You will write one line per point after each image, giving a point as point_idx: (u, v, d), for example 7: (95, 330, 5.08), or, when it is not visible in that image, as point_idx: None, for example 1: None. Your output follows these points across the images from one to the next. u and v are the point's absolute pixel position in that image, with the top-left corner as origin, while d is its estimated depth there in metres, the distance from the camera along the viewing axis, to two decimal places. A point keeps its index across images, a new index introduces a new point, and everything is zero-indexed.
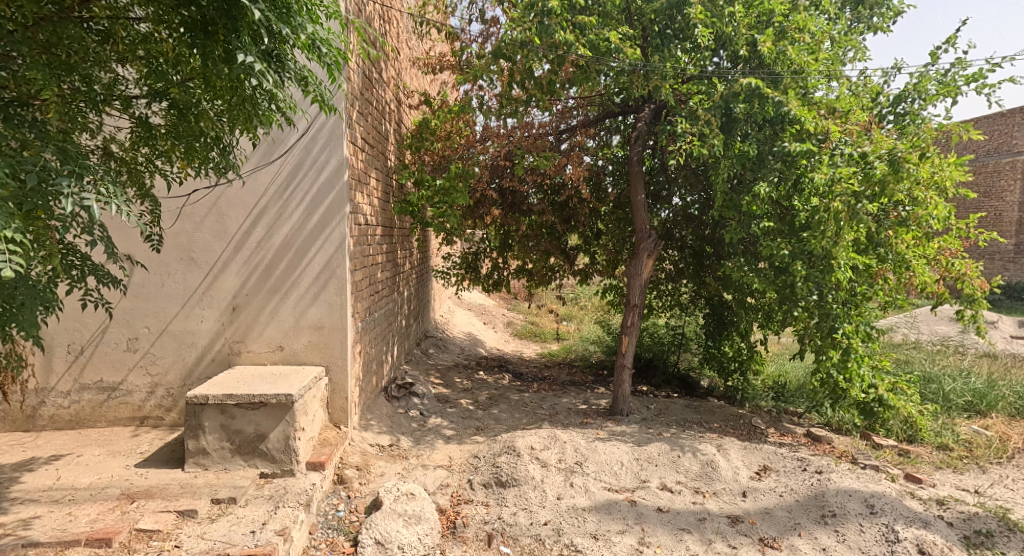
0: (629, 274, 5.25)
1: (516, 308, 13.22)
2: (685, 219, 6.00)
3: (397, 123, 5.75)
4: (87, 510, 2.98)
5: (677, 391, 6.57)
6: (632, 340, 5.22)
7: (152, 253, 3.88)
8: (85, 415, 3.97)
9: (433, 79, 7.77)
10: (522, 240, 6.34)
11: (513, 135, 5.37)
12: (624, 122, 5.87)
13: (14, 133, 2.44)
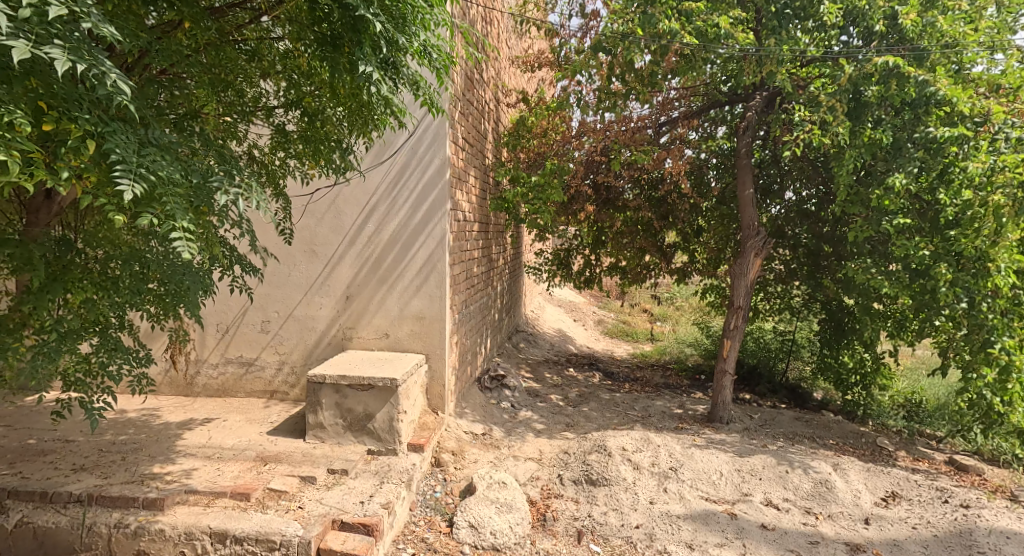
0: (735, 274, 4.92)
1: (608, 306, 12.95)
2: (799, 215, 5.50)
3: (496, 122, 5.94)
4: (231, 468, 3.47)
5: (785, 402, 6.06)
6: (735, 343, 4.91)
7: (282, 246, 4.36)
8: (230, 385, 4.57)
9: (530, 77, 7.92)
10: (616, 237, 6.18)
11: (610, 130, 5.31)
12: (731, 112, 5.54)
13: (186, 142, 2.86)
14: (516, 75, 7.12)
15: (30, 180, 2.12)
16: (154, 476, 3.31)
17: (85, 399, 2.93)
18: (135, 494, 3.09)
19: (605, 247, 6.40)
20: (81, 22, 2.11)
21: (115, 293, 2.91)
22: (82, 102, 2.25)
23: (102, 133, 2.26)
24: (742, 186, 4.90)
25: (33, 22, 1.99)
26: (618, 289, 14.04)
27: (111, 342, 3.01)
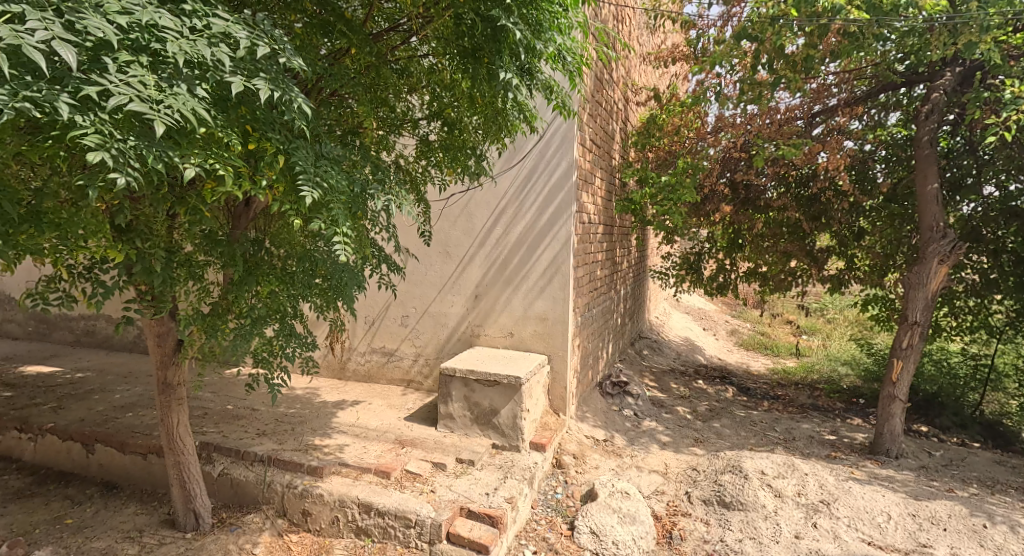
0: (910, 284, 4.23)
1: (744, 315, 11.91)
2: (1002, 214, 4.68)
3: (624, 121, 5.85)
4: (375, 447, 3.82)
5: (975, 439, 5.07)
6: (907, 366, 4.24)
7: (421, 247, 4.70)
8: (375, 372, 5.02)
9: (662, 73, 7.75)
10: (756, 239, 5.66)
11: (752, 124, 4.96)
12: (909, 95, 4.84)
13: (350, 154, 3.21)
14: (646, 72, 6.91)
15: (237, 191, 2.56)
16: (315, 447, 3.78)
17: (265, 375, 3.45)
18: (302, 461, 3.56)
19: (741, 251, 5.89)
20: (278, 57, 2.53)
21: (292, 286, 3.35)
22: (274, 125, 2.67)
23: (289, 149, 2.67)
24: (924, 179, 4.26)
25: (246, 60, 2.44)
26: (756, 297, 12.84)
27: (288, 328, 3.47)
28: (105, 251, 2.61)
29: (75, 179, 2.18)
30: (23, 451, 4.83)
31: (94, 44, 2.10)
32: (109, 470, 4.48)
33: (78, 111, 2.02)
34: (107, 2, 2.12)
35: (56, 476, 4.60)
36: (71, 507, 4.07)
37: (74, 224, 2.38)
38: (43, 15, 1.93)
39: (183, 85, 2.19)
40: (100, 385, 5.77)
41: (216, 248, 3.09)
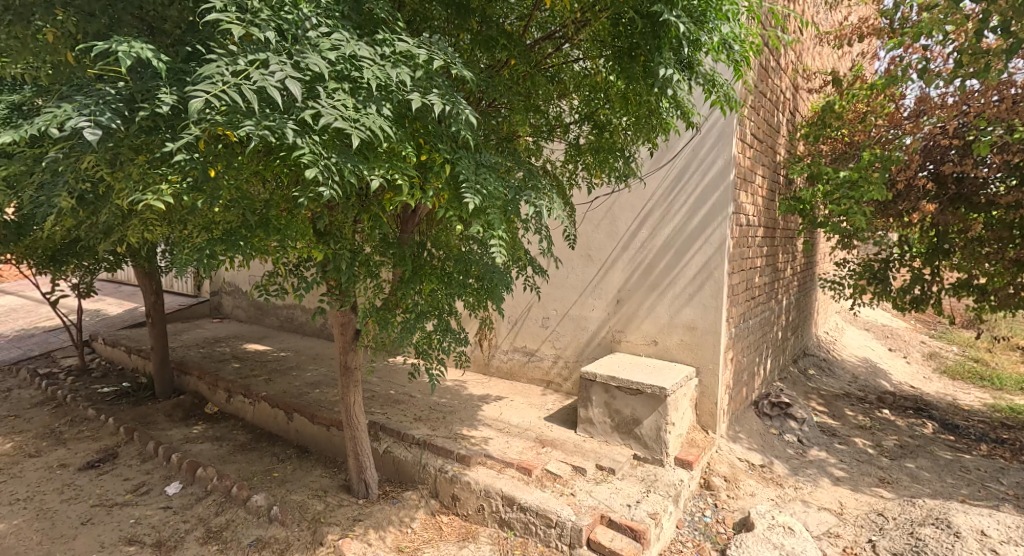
0: None
1: (947, 335, 9.89)
2: None
3: (791, 112, 5.90)
4: (517, 440, 4.22)
5: None
6: None
7: (567, 252, 5.24)
8: (516, 371, 5.64)
9: (842, 53, 7.27)
10: (969, 243, 5.06)
11: (966, 104, 4.59)
12: None
13: (510, 162, 3.35)
14: (819, 53, 6.52)
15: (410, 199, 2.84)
16: (463, 437, 4.21)
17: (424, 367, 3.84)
18: (452, 448, 4.01)
19: (947, 257, 5.25)
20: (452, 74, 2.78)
21: (449, 286, 3.63)
22: (442, 137, 2.94)
23: (454, 159, 2.87)
24: None
25: (423, 79, 2.72)
26: (963, 310, 10.83)
27: (444, 324, 3.75)
28: (309, 250, 3.15)
29: (294, 192, 2.59)
30: (246, 412, 6.29)
31: (311, 77, 2.50)
32: (303, 436, 5.54)
33: (299, 134, 2.43)
34: (322, 41, 2.53)
35: (268, 435, 5.90)
36: (277, 463, 5.26)
37: (286, 229, 2.97)
38: (278, 58, 2.37)
39: (374, 106, 2.52)
40: (297, 363, 7.28)
41: (390, 249, 3.49)
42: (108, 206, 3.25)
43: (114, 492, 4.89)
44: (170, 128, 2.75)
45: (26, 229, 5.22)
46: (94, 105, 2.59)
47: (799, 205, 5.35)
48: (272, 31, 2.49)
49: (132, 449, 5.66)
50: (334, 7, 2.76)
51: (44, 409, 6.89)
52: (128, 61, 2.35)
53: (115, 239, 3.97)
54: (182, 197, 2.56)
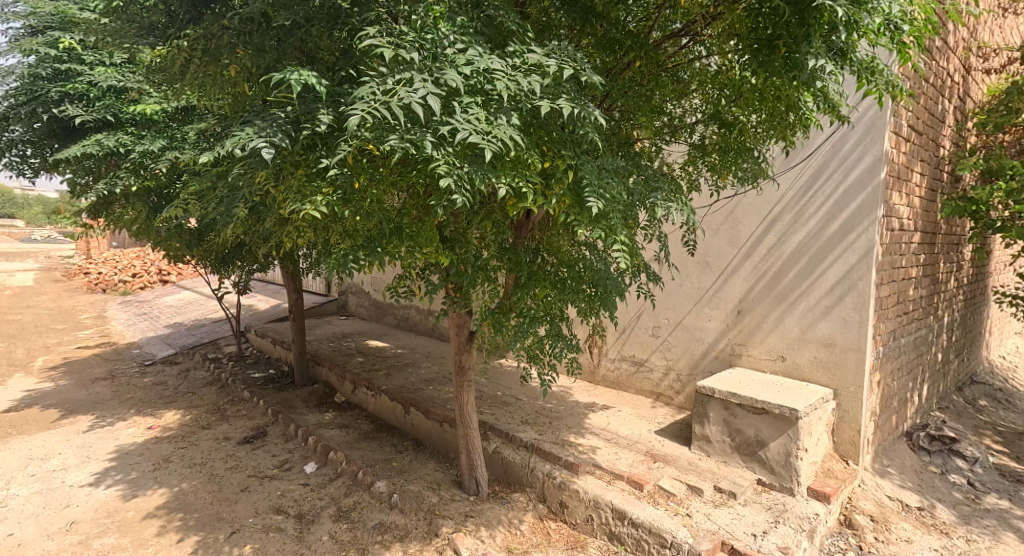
0: None
1: None
2: None
3: (962, 97, 5.16)
4: (626, 453, 4.19)
5: None
6: None
7: (683, 258, 5.11)
8: (624, 380, 5.65)
9: None
10: None
11: None
12: None
13: (634, 168, 3.30)
14: (1000, 28, 5.60)
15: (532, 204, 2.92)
16: (571, 444, 4.32)
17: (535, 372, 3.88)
18: (561, 455, 4.10)
19: None
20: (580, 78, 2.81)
21: (563, 292, 3.73)
22: (566, 143, 2.95)
23: (577, 164, 2.87)
24: None
25: (551, 87, 2.76)
26: None
27: (557, 329, 3.83)
28: (437, 256, 3.31)
29: (430, 201, 2.75)
30: (369, 403, 6.91)
31: (447, 92, 2.62)
32: (418, 430, 6.09)
33: (436, 147, 2.56)
34: (458, 58, 2.65)
35: (388, 426, 6.47)
36: (395, 453, 5.74)
37: (415, 235, 3.22)
38: (421, 77, 2.53)
39: (504, 117, 2.60)
40: (413, 360, 7.88)
41: (506, 254, 3.63)
42: (270, 215, 3.76)
43: (264, 467, 5.52)
44: (324, 145, 3.14)
45: (209, 234, 6.20)
46: (269, 129, 3.01)
47: (971, 206, 4.56)
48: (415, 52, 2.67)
49: (277, 429, 6.36)
50: (469, 25, 2.90)
51: (210, 389, 7.98)
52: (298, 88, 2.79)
53: (270, 243, 4.58)
54: (333, 206, 2.92)
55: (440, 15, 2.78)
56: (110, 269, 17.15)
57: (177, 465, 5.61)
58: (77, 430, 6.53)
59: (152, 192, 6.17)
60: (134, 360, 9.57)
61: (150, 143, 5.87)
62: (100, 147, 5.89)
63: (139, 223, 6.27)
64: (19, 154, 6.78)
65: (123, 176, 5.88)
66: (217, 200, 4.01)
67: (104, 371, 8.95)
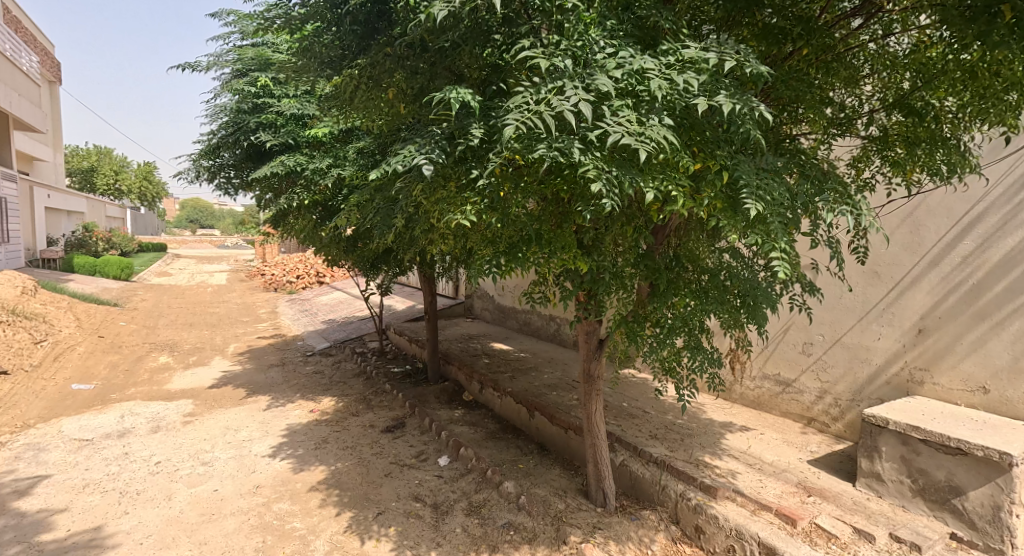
0: None
1: None
2: None
3: None
4: (771, 483, 4.01)
5: None
6: None
7: (849, 271, 4.93)
8: (765, 400, 5.56)
9: None
10: None
11: None
12: None
13: (793, 166, 3.10)
14: None
15: (684, 208, 3.01)
16: (708, 466, 4.26)
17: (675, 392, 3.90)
18: (695, 476, 4.05)
19: None
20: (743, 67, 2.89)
21: (705, 302, 3.78)
22: (720, 142, 3.03)
23: (732, 164, 2.92)
24: None
25: (708, 82, 2.87)
26: None
27: (694, 342, 3.91)
28: (576, 264, 3.63)
29: (579, 205, 3.27)
30: (495, 403, 7.08)
31: (597, 97, 3.03)
32: (542, 434, 6.14)
33: (583, 152, 3.01)
34: (608, 62, 3.04)
35: (512, 427, 6.59)
36: (521, 455, 5.83)
37: (551, 241, 3.59)
38: (572, 85, 2.98)
39: (656, 116, 2.86)
40: (536, 364, 7.95)
41: (642, 261, 3.77)
42: (419, 223, 4.21)
43: (404, 455, 5.88)
44: (475, 158, 3.70)
45: (368, 241, 6.84)
46: (429, 145, 3.55)
47: None
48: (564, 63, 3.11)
49: (414, 422, 6.76)
50: (617, 28, 3.30)
51: (357, 379, 8.73)
52: (455, 104, 3.32)
53: (415, 248, 4.99)
54: (482, 214, 3.46)
55: (590, 23, 3.30)
56: (280, 270, 19.63)
57: (332, 446, 6.19)
58: (259, 408, 7.50)
59: (321, 204, 7.02)
60: (298, 350, 10.82)
61: (320, 160, 6.58)
62: (284, 165, 6.68)
63: (306, 231, 7.16)
64: (225, 176, 7.95)
65: (298, 192, 6.70)
66: (376, 209, 4.56)
67: (276, 358, 10.24)
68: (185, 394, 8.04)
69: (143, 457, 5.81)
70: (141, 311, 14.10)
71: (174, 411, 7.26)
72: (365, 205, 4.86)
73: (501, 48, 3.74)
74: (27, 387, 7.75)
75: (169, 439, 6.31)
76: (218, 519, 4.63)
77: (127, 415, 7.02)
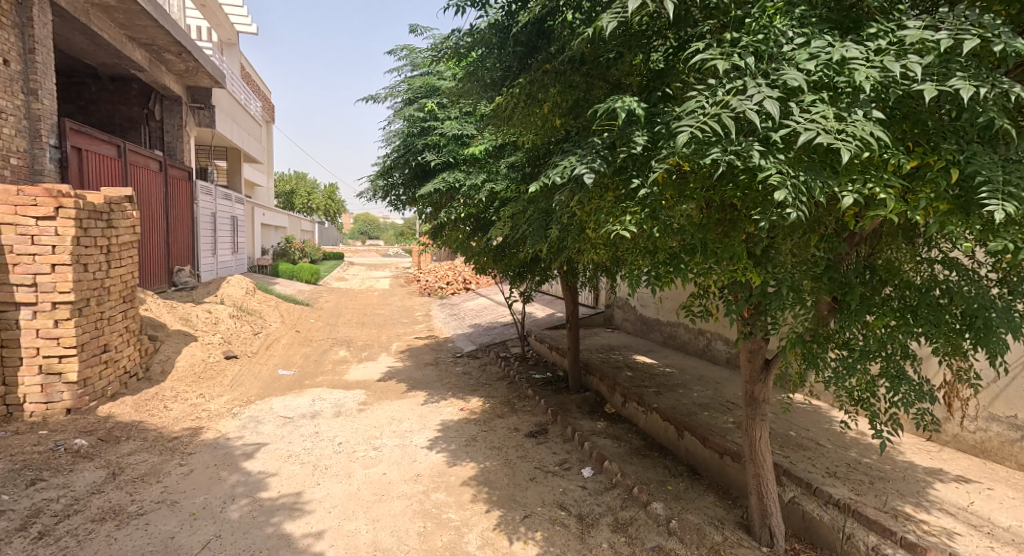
0: None
1: None
2: None
3: None
4: (1005, 552, 3.47)
5: None
6: None
7: None
8: (991, 447, 4.70)
9: None
10: None
11: None
12: None
13: None
14: None
15: (893, 212, 2.83)
16: (912, 520, 3.77)
17: (871, 428, 3.54)
18: (894, 529, 3.61)
19: None
20: (992, 42, 2.58)
21: (914, 322, 3.35)
22: (947, 133, 2.77)
23: (966, 158, 2.66)
24: None
25: (936, 66, 2.65)
26: None
27: (895, 370, 3.49)
28: (746, 276, 3.40)
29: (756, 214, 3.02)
30: (639, 418, 6.80)
31: (788, 93, 2.96)
32: (693, 457, 5.74)
33: (764, 156, 2.92)
34: (800, 54, 2.94)
35: (660, 446, 6.26)
36: (669, 476, 5.54)
37: (723, 251, 3.36)
38: (754, 84, 2.92)
39: (861, 111, 2.75)
40: (684, 381, 7.46)
41: (825, 275, 3.44)
42: (574, 233, 4.22)
43: (548, 461, 5.88)
44: (636, 167, 3.54)
45: (512, 251, 7.09)
46: (590, 156, 3.54)
47: None
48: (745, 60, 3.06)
49: (556, 429, 6.75)
50: (810, 15, 3.18)
51: (501, 382, 8.99)
52: (621, 113, 3.32)
53: (565, 257, 5.03)
54: (641, 223, 3.39)
55: (776, 14, 3.21)
56: (435, 277, 21.12)
57: (481, 444, 6.41)
58: (418, 403, 8.06)
59: (475, 216, 7.41)
60: (449, 351, 11.46)
61: (476, 176, 6.96)
62: (445, 182, 7.19)
63: (459, 242, 7.64)
64: (396, 195, 8.76)
65: (456, 205, 7.15)
66: (529, 219, 4.78)
67: (432, 357, 10.97)
68: (359, 385, 8.94)
69: (328, 437, 6.54)
70: (326, 310, 16.09)
71: (351, 399, 8.11)
72: (519, 215, 5.00)
73: (670, 52, 3.72)
74: (249, 369, 9.23)
75: (349, 423, 7.06)
76: (388, 500, 5.03)
77: (317, 399, 8.02)
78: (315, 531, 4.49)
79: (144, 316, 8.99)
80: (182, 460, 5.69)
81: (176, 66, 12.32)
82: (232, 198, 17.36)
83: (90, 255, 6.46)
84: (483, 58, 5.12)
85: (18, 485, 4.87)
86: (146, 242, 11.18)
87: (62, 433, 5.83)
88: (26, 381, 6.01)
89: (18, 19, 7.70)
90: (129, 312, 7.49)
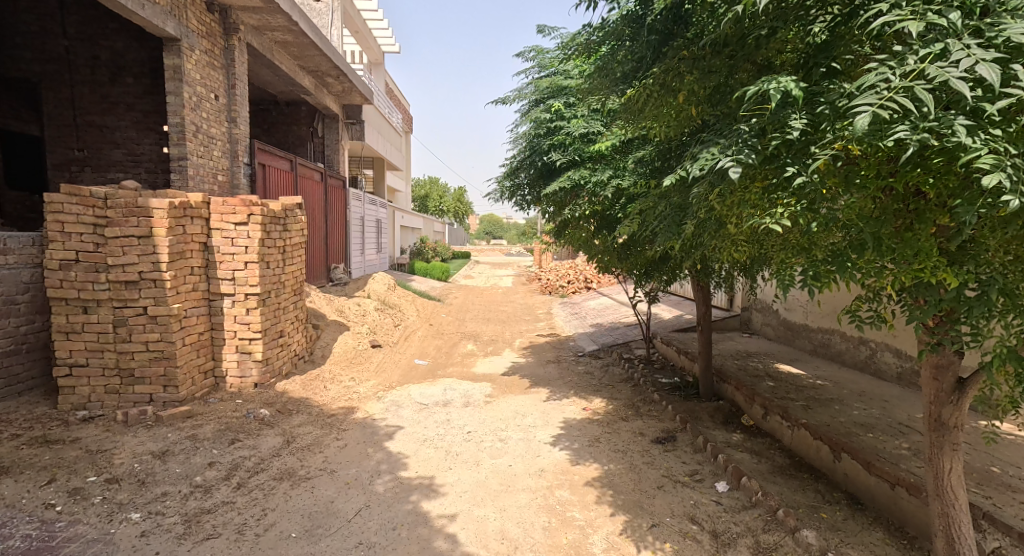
0: None
1: None
2: None
3: None
4: None
5: None
6: None
7: None
8: None
9: None
10: None
11: None
12: None
13: None
14: None
15: None
16: None
17: None
18: None
19: None
20: None
21: None
22: None
23: None
24: None
25: None
26: None
27: None
28: (936, 276, 2.78)
29: (958, 202, 2.47)
30: (783, 434, 6.07)
31: (1010, 53, 2.40)
32: (853, 484, 4.97)
33: (972, 134, 2.36)
34: None
35: (811, 468, 5.53)
36: (822, 502, 4.87)
37: (908, 246, 2.78)
38: (960, 46, 2.35)
39: None
40: (839, 397, 6.53)
41: None
42: (713, 231, 3.80)
43: (676, 470, 5.45)
44: (790, 154, 3.04)
45: (637, 247, 6.74)
46: (735, 146, 3.12)
47: None
48: (945, 17, 2.48)
49: (686, 438, 6.26)
50: None
51: (625, 384, 8.60)
52: (776, 96, 2.87)
53: (700, 254, 4.60)
54: (796, 217, 2.94)
55: None
56: (556, 276, 21.00)
57: (605, 446, 6.13)
58: (542, 399, 7.98)
59: (600, 214, 7.14)
60: (571, 350, 11.26)
61: (602, 173, 6.69)
62: (570, 180, 7.05)
63: (583, 242, 7.41)
64: (522, 195, 8.76)
65: (582, 203, 6.91)
66: (660, 215, 4.36)
67: (555, 355, 10.85)
68: (485, 378, 9.07)
69: (458, 426, 6.67)
70: (455, 306, 16.72)
71: (480, 391, 8.24)
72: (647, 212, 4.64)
73: (835, 21, 3.11)
74: (389, 357, 9.79)
75: (477, 414, 7.15)
76: (513, 491, 4.98)
77: (449, 389, 8.25)
78: (448, 513, 4.54)
79: (309, 307, 9.96)
80: (339, 435, 6.12)
81: (335, 88, 13.51)
82: (377, 203, 18.76)
83: (272, 255, 7.21)
84: (614, 52, 4.87)
85: (223, 443, 5.57)
86: (312, 244, 12.42)
87: (252, 403, 6.58)
88: (228, 357, 6.85)
89: (225, 61, 8.84)
90: (299, 304, 8.30)
